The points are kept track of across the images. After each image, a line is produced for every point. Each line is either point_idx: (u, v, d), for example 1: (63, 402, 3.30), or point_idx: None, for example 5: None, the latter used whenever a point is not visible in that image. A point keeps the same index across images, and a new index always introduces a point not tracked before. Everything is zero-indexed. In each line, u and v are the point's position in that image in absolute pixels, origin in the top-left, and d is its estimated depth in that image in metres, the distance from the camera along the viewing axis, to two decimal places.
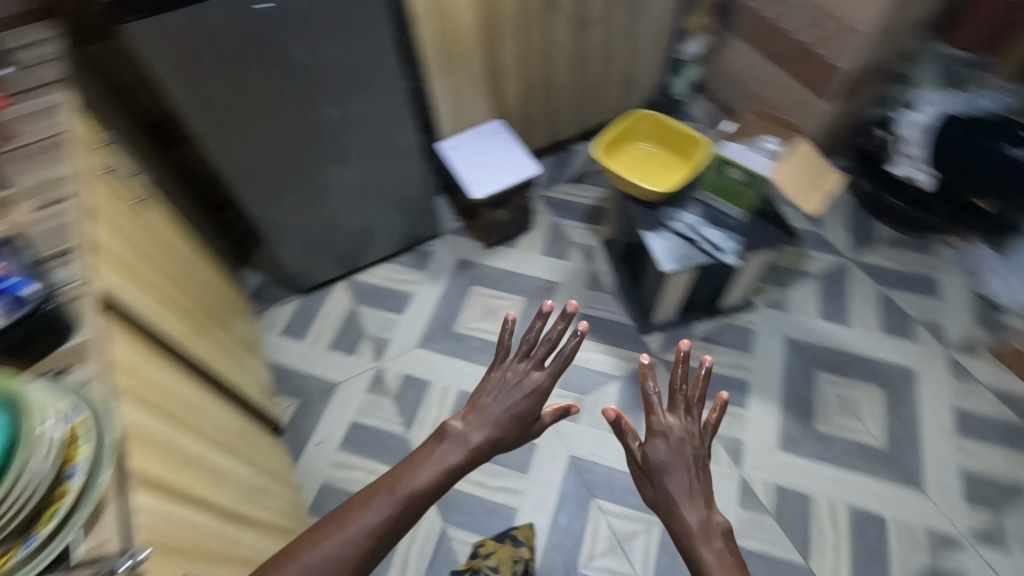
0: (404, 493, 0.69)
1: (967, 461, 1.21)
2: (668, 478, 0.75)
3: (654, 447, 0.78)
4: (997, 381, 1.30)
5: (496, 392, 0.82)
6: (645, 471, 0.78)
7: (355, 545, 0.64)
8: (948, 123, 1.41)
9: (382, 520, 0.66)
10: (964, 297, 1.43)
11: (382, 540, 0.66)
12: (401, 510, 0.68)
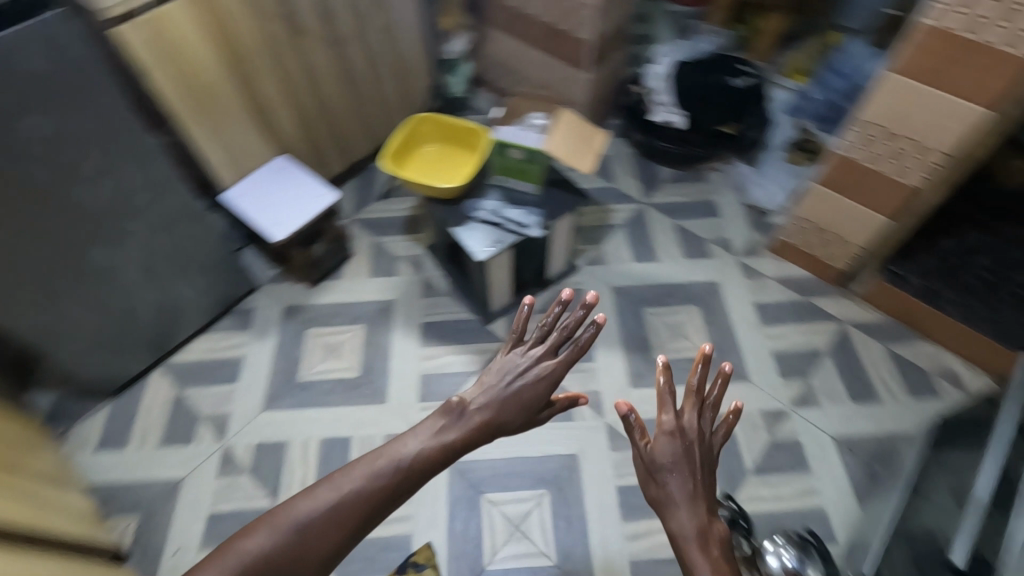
0: (406, 465, 0.71)
1: (774, 344, 1.42)
2: (670, 479, 0.73)
3: (662, 445, 0.75)
4: (778, 271, 1.54)
5: (502, 375, 0.83)
6: (649, 464, 0.74)
7: (352, 511, 0.67)
8: (682, 70, 1.69)
9: (379, 491, 0.69)
10: (738, 209, 1.67)
11: (376, 511, 0.69)
12: (399, 483, 0.70)
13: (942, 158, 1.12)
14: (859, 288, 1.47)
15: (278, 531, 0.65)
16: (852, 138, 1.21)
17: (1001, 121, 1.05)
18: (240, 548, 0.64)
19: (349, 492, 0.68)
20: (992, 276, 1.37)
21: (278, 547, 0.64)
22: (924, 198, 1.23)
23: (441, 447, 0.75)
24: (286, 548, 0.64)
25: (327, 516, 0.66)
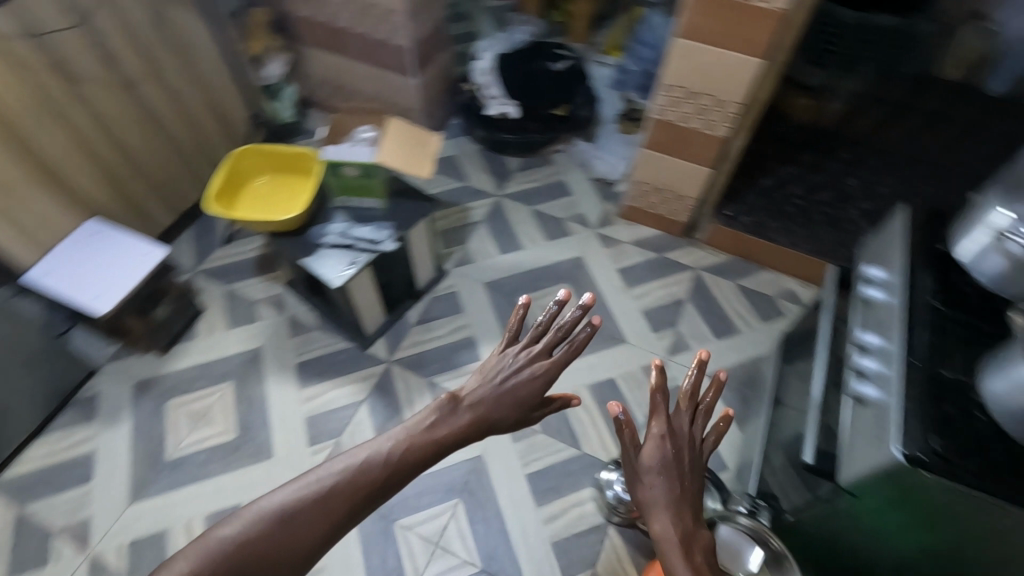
0: (393, 460, 0.75)
1: (641, 303, 1.51)
2: (655, 480, 0.76)
3: (650, 449, 0.78)
4: (632, 235, 1.65)
5: (494, 373, 0.84)
6: (635, 464, 0.78)
7: (340, 504, 0.71)
8: (505, 62, 1.74)
9: (365, 486, 0.73)
10: (586, 185, 1.75)
11: (363, 506, 0.73)
12: (388, 479, 0.74)
13: (738, 107, 1.25)
14: (702, 234, 1.61)
15: (266, 521, 0.69)
16: (663, 102, 1.31)
17: (775, 68, 1.19)
18: (217, 534, 0.68)
19: (337, 484, 0.72)
20: (803, 202, 1.60)
21: (265, 538, 0.68)
22: (733, 143, 1.37)
23: (431, 442, 0.78)
24: (271, 538, 0.68)
25: (314, 505, 0.70)
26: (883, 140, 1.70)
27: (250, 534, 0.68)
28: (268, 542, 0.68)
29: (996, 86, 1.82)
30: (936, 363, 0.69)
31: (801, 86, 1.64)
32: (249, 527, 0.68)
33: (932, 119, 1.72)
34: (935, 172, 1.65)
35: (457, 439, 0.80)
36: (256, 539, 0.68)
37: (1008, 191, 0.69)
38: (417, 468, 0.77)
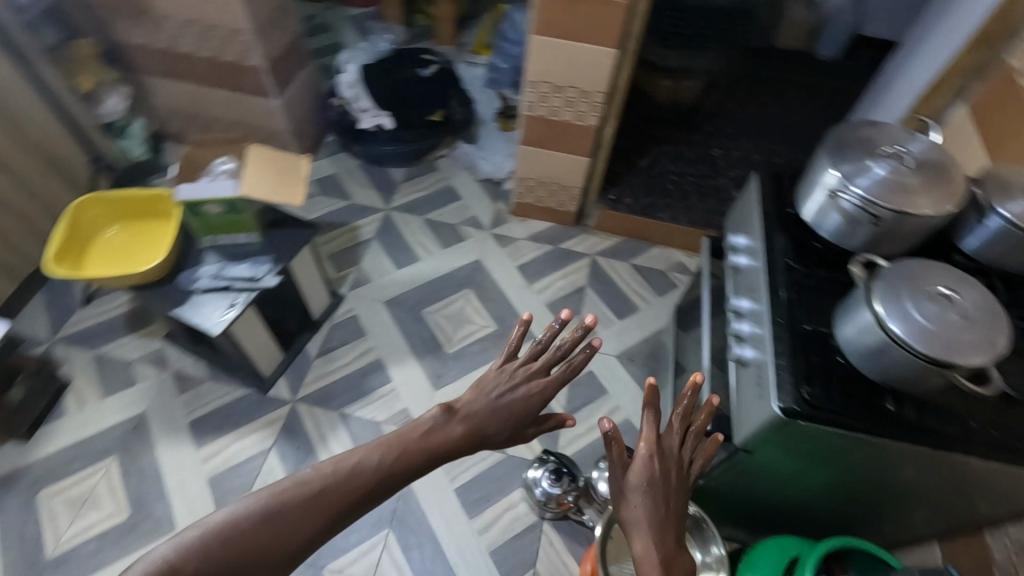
0: (386, 460, 0.68)
1: (544, 296, 1.54)
2: (639, 499, 0.67)
3: (638, 468, 0.69)
4: (526, 230, 1.67)
5: (490, 386, 0.77)
6: (620, 485, 0.70)
7: (328, 502, 0.64)
8: (369, 72, 1.68)
9: (355, 488, 0.65)
10: (475, 187, 1.75)
11: (353, 510, 0.65)
12: (381, 482, 0.67)
13: (601, 95, 1.29)
14: (592, 220, 1.66)
15: (245, 515, 0.60)
16: (532, 98, 1.33)
17: (628, 56, 1.24)
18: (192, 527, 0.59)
19: (329, 483, 0.64)
20: (679, 177, 1.70)
21: (241, 538, 0.59)
22: (604, 130, 1.42)
23: (426, 448, 0.70)
24: (253, 535, 0.60)
25: (300, 500, 0.63)
26: (736, 112, 1.86)
27: (227, 529, 0.59)
28: (247, 539, 0.59)
29: (826, 51, 2.03)
30: (799, 318, 0.74)
31: (661, 70, 1.70)
32: (226, 520, 0.60)
33: (767, 90, 1.93)
34: (784, 135, 1.83)
35: (451, 451, 0.72)
36: (234, 536, 0.59)
37: (834, 153, 0.76)
38: (410, 473, 0.69)
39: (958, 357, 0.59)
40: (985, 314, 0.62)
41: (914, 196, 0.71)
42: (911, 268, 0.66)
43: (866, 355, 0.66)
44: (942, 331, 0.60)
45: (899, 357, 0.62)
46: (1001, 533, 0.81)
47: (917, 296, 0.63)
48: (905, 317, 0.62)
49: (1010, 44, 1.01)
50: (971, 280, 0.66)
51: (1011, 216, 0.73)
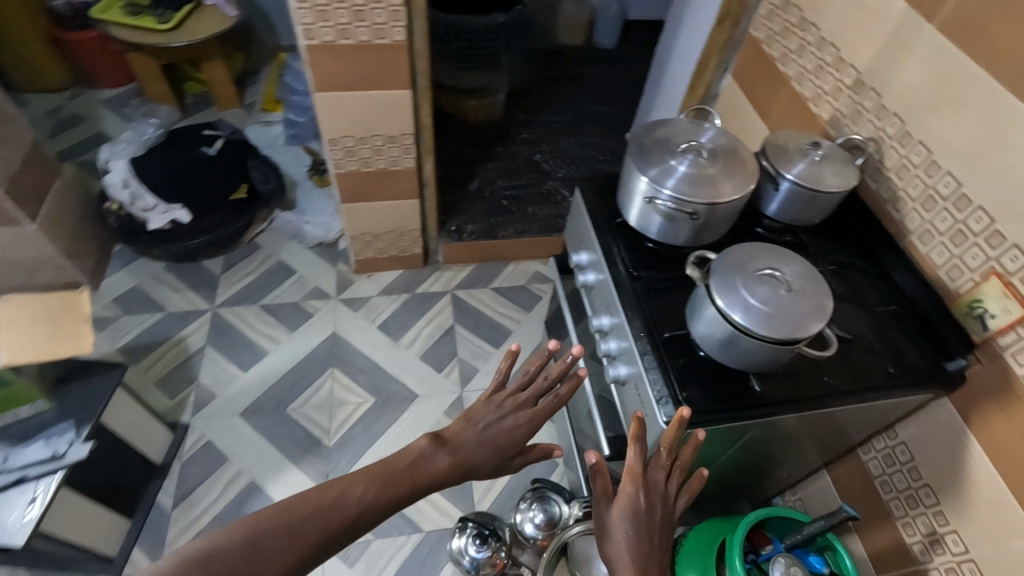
0: (370, 487, 0.61)
1: (415, 348, 1.45)
2: (621, 534, 0.59)
3: (619, 501, 0.61)
4: (377, 285, 1.57)
5: (472, 416, 0.71)
6: (600, 521, 0.61)
7: (309, 525, 0.56)
8: (142, 163, 1.44)
9: (338, 514, 0.58)
10: (308, 254, 1.61)
11: (336, 539, 0.57)
12: (366, 512, 0.59)
13: (409, 136, 1.23)
14: (440, 255, 1.61)
15: (221, 537, 0.53)
16: (338, 155, 1.24)
17: (427, 91, 1.18)
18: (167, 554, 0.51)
19: (314, 509, 0.57)
20: (511, 191, 1.70)
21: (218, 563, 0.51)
22: (424, 168, 1.36)
23: (412, 475, 0.64)
24: (228, 561, 0.51)
25: (278, 521, 0.55)
26: (545, 115, 1.93)
27: (202, 554, 0.51)
28: (221, 563, 0.51)
29: (604, 41, 2.19)
30: (658, 326, 0.75)
31: (462, 91, 1.70)
32: (202, 546, 0.51)
33: (566, 89, 2.03)
34: (594, 127, 1.92)
35: (437, 478, 0.65)
36: (209, 558, 0.51)
37: (638, 158, 0.78)
38: (395, 500, 0.62)
39: (798, 332, 0.63)
40: (807, 282, 0.67)
41: (717, 184, 0.75)
42: (736, 255, 0.69)
43: (723, 349, 0.68)
44: (779, 311, 0.64)
45: (751, 345, 0.65)
46: (871, 450, 0.90)
47: (749, 282, 0.66)
48: (746, 306, 0.64)
49: (747, 19, 1.14)
50: (786, 251, 0.71)
51: (796, 178, 0.80)
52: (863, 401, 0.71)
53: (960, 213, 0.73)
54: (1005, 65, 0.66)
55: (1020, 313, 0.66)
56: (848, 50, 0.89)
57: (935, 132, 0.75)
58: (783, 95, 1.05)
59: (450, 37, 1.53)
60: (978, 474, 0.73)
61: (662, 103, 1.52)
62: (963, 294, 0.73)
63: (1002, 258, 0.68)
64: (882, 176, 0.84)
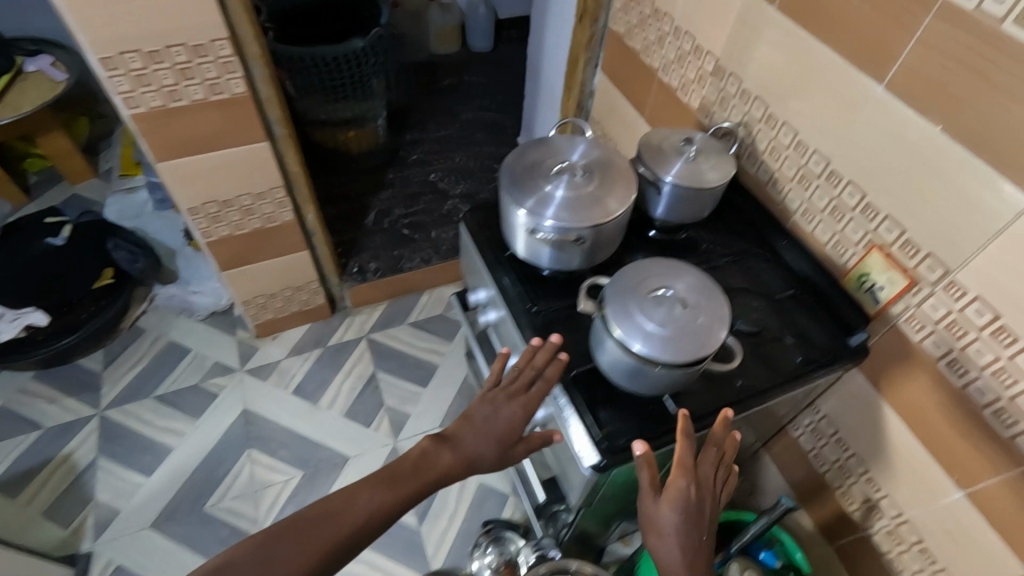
0: (379, 491, 0.60)
1: (338, 406, 1.36)
2: (671, 528, 0.57)
3: (668, 495, 0.58)
4: (285, 346, 1.45)
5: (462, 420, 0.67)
6: (647, 516, 0.58)
7: (316, 531, 0.56)
8: None
9: (343, 522, 0.58)
10: (201, 328, 1.47)
11: (345, 546, 0.57)
12: (374, 518, 0.59)
13: (280, 189, 1.13)
14: (347, 300, 1.51)
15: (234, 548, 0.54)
16: (202, 223, 1.12)
17: (289, 138, 1.08)
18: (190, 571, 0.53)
19: (321, 514, 0.57)
20: (410, 218, 1.63)
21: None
22: (306, 218, 1.26)
23: (416, 475, 0.62)
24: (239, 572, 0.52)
25: (287, 533, 0.56)
26: (433, 132, 1.86)
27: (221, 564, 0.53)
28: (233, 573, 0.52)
29: (479, 45, 2.15)
30: (567, 363, 0.71)
31: (338, 122, 1.59)
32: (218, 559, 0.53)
33: (449, 101, 1.97)
34: (485, 134, 1.87)
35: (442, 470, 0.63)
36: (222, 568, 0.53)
37: (512, 190, 0.73)
38: (402, 504, 0.61)
39: (702, 350, 0.60)
40: (701, 295, 0.65)
41: (598, 204, 0.73)
42: (628, 278, 0.67)
43: (632, 380, 0.65)
44: (679, 332, 0.61)
45: (658, 372, 0.62)
46: (800, 426, 0.91)
47: (645, 306, 0.63)
48: (646, 334, 0.61)
49: (605, 14, 1.12)
50: (676, 264, 0.69)
51: (675, 179, 0.78)
52: (778, 396, 0.70)
53: (834, 190, 0.73)
54: (846, 41, 0.66)
55: (905, 282, 0.66)
56: (703, 37, 0.88)
57: (797, 112, 0.75)
58: (653, 87, 1.04)
59: (316, 69, 1.42)
60: (897, 440, 0.74)
61: (544, 105, 1.49)
62: (850, 269, 0.73)
63: (879, 230, 0.68)
64: (758, 159, 0.84)
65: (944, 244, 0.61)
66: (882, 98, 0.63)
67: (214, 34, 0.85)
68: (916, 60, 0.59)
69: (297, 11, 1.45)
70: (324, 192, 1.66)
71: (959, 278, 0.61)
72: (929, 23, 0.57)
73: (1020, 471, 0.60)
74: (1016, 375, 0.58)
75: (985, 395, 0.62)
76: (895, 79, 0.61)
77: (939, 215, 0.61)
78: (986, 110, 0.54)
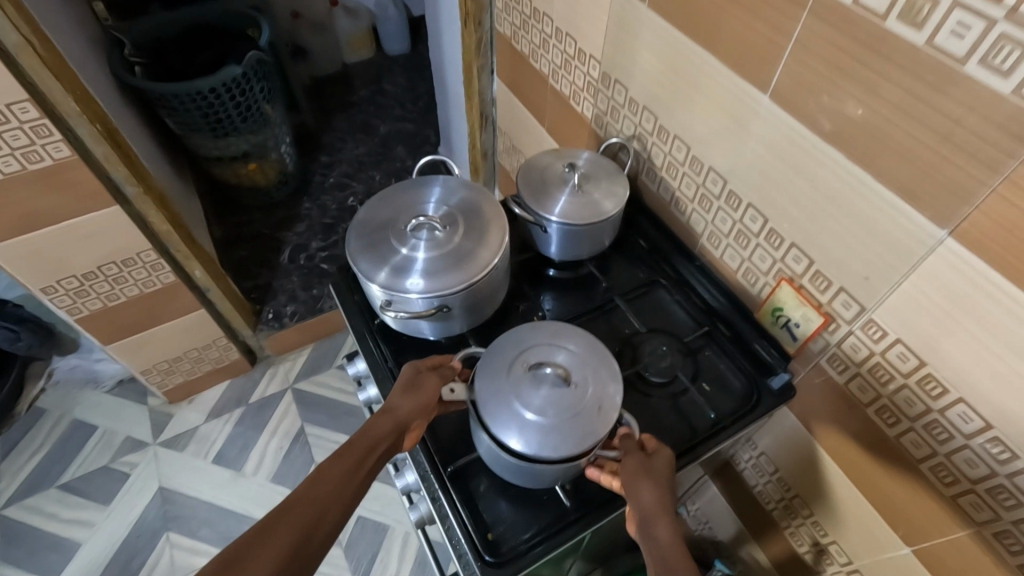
0: (313, 481, 0.48)
1: (263, 471, 1.25)
2: (655, 483, 0.51)
3: (655, 459, 0.53)
4: (204, 409, 1.34)
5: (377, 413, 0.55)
6: (632, 465, 0.52)
7: (254, 554, 0.42)
8: None
9: (285, 528, 0.44)
10: (108, 399, 1.35)
11: (298, 557, 0.43)
12: (321, 510, 0.46)
13: (150, 251, 1.00)
14: (267, 350, 1.39)
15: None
16: (66, 300, 0.99)
17: (146, 195, 0.95)
18: None
19: (276, 518, 0.45)
20: (329, 250, 1.51)
21: None
22: (195, 274, 1.13)
23: (353, 450, 0.51)
24: None
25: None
26: (349, 151, 1.73)
27: None
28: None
29: (394, 48, 2.01)
30: (446, 455, 0.61)
31: (234, 158, 1.42)
32: None
33: (366, 114, 1.84)
34: (406, 148, 1.75)
35: (371, 431, 0.53)
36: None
37: (362, 257, 0.62)
38: (351, 486, 0.49)
39: (587, 442, 0.51)
40: (588, 366, 0.56)
41: (464, 260, 0.62)
42: (505, 352, 0.57)
43: (518, 476, 0.55)
44: (560, 420, 0.52)
45: (542, 470, 0.52)
46: (741, 461, 0.82)
47: (521, 389, 0.54)
48: (522, 427, 0.52)
49: (489, 16, 1.00)
50: (563, 327, 0.60)
51: (561, 219, 0.68)
52: (693, 461, 0.61)
53: (735, 213, 0.63)
54: (723, 41, 0.55)
55: (820, 320, 0.57)
56: (583, 40, 0.76)
57: (685, 125, 0.65)
58: (547, 96, 0.93)
59: (193, 104, 1.25)
60: (838, 488, 0.65)
61: (455, 115, 1.37)
62: (763, 301, 0.64)
63: (787, 260, 0.58)
64: (656, 176, 0.73)
65: (856, 279, 0.52)
66: (769, 110, 0.53)
67: (10, 96, 0.72)
68: (796, 66, 0.48)
69: (166, 42, 1.33)
70: (232, 233, 1.53)
71: (876, 318, 0.51)
72: (806, 21, 0.46)
73: (968, 532, 0.52)
74: (951, 431, 0.49)
75: (919, 449, 0.53)
76: (778, 87, 0.51)
77: (846, 246, 0.51)
78: (881, 125, 0.44)
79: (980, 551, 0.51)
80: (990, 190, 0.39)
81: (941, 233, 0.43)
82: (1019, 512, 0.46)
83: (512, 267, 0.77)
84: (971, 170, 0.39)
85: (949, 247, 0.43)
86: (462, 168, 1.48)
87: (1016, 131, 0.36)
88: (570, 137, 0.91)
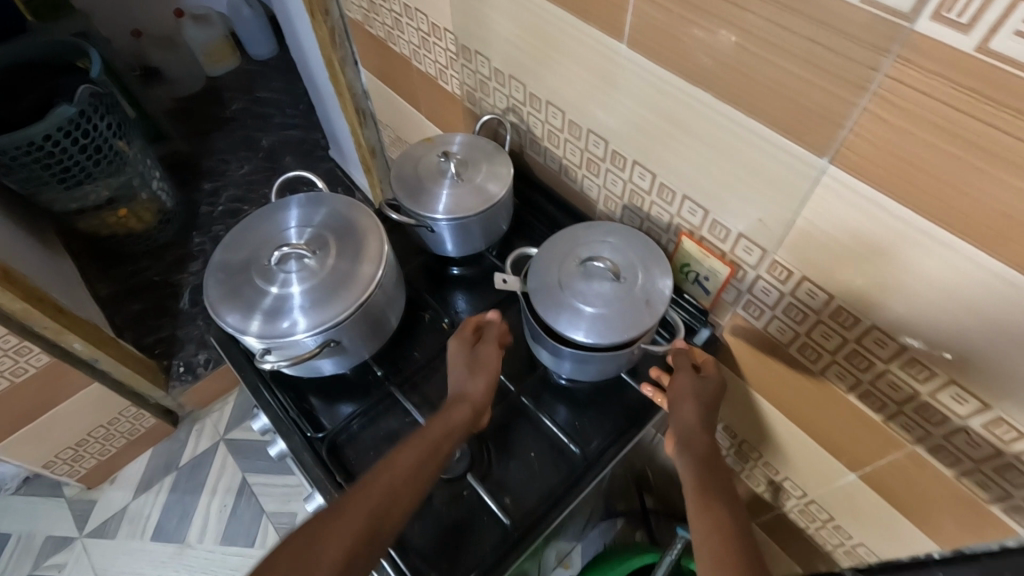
0: (388, 464, 0.46)
1: (208, 534, 1.16)
2: (692, 404, 0.51)
3: (707, 381, 0.53)
4: (131, 485, 1.23)
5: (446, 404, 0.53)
6: (674, 384, 0.52)
7: (327, 530, 0.41)
8: None
9: (358, 507, 0.42)
10: (16, 501, 1.21)
11: (371, 537, 0.41)
12: (395, 490, 0.44)
13: (8, 334, 0.86)
14: (187, 407, 1.28)
15: None
16: None
17: None
18: None
19: (352, 496, 0.43)
20: None
21: None
22: (74, 347, 1.00)
23: (428, 434, 0.49)
24: None
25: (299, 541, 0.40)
26: (233, 173, 1.60)
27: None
28: None
29: (261, 54, 1.85)
30: None
31: (98, 207, 1.26)
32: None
33: (244, 129, 1.69)
34: (295, 158, 1.63)
35: (445, 418, 0.51)
36: None
37: (230, 302, 0.54)
38: (422, 472, 0.46)
39: (633, 330, 0.51)
40: (639, 264, 0.56)
41: (345, 282, 0.55)
42: (557, 251, 0.57)
43: (568, 367, 0.56)
44: (609, 310, 0.52)
45: (588, 357, 0.53)
46: None
47: (572, 283, 0.54)
48: (573, 312, 0.52)
49: (335, 3, 0.91)
50: (618, 228, 0.59)
51: (448, 214, 0.62)
52: (632, 443, 0.58)
53: (623, 172, 0.59)
54: None
55: (727, 269, 0.55)
56: (432, 13, 0.69)
57: (555, 89, 0.59)
58: (415, 82, 0.86)
59: (31, 157, 1.08)
60: (779, 430, 0.64)
61: (333, 114, 1.28)
62: (671, 257, 0.61)
63: (683, 214, 0.55)
64: (540, 148, 0.69)
65: (753, 223, 0.49)
66: (630, 59, 0.49)
67: None
68: (645, 8, 0.44)
69: None
70: (118, 287, 1.37)
71: (779, 258, 0.49)
72: None
73: (902, 453, 0.51)
74: (870, 358, 0.47)
75: (844, 380, 0.51)
76: (633, 34, 0.47)
77: (733, 190, 0.48)
78: (739, 57, 0.40)
79: (915, 467, 0.51)
80: (860, 109, 0.36)
81: (822, 161, 0.40)
82: (946, 426, 0.46)
83: (410, 275, 0.71)
84: (838, 93, 0.36)
85: (834, 175, 0.40)
86: (357, 168, 1.39)
87: (871, 42, 0.33)
88: (449, 121, 0.84)
